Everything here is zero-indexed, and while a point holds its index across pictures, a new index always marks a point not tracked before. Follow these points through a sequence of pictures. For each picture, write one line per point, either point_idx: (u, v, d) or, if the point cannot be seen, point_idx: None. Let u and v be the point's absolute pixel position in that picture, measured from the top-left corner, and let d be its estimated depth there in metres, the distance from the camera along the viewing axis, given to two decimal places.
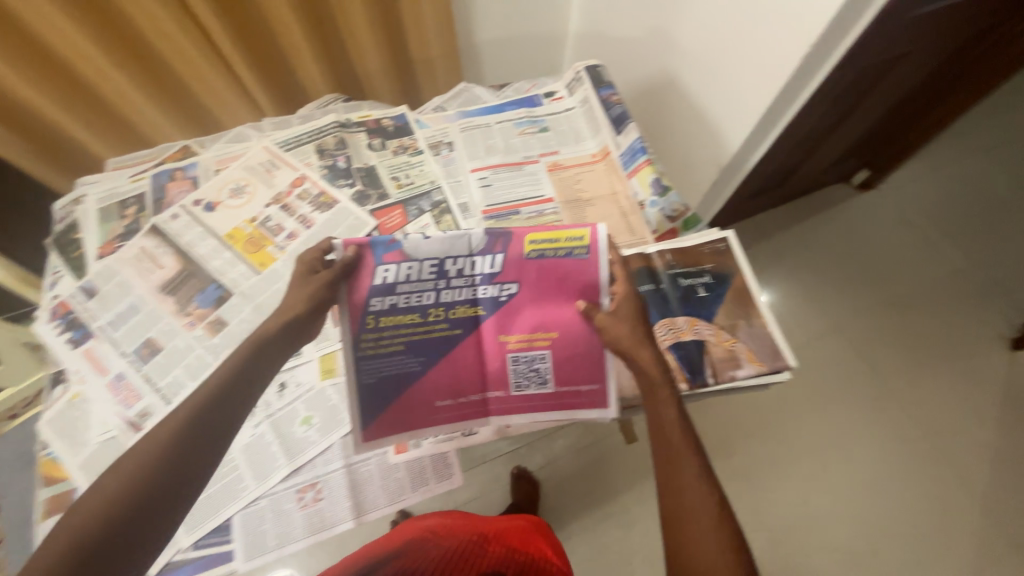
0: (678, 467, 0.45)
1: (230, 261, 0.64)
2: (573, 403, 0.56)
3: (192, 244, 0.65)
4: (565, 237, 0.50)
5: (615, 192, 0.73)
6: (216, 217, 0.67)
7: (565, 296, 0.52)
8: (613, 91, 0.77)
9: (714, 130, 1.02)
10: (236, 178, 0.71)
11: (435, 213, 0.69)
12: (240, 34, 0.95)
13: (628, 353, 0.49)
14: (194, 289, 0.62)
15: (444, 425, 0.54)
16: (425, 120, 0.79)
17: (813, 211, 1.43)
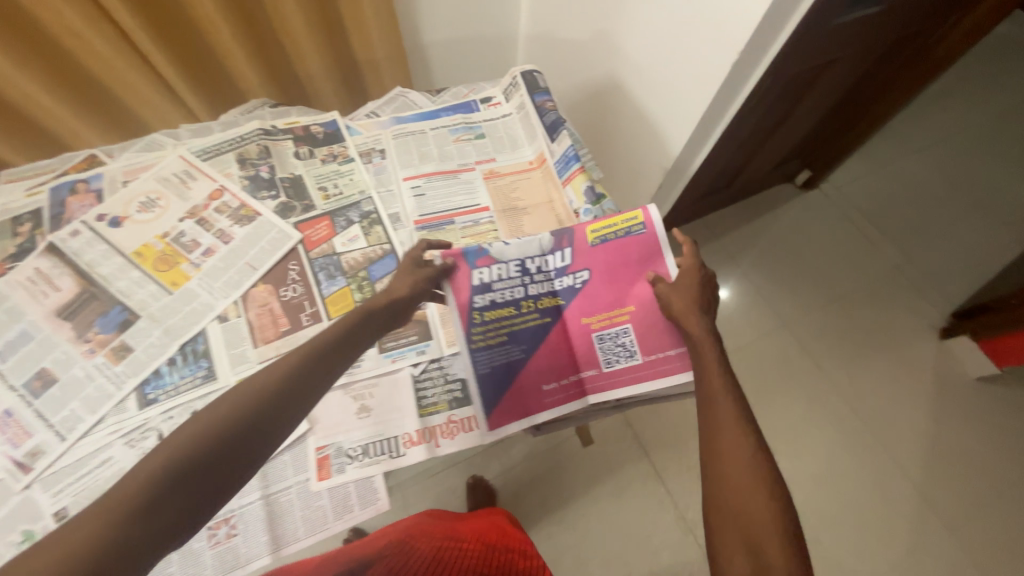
0: (724, 421, 0.47)
1: (138, 280, 0.60)
2: (665, 372, 0.56)
3: (95, 262, 0.60)
4: (620, 220, 0.58)
5: (551, 200, 0.72)
6: (123, 234, 0.62)
7: (638, 271, 0.58)
8: (547, 97, 0.76)
9: (657, 134, 1.03)
10: (147, 190, 0.66)
11: (364, 225, 0.67)
12: (166, 36, 0.90)
13: (687, 316, 0.54)
14: (95, 313, 0.57)
15: (549, 410, 0.55)
16: (357, 126, 0.76)
17: (760, 210, 1.47)
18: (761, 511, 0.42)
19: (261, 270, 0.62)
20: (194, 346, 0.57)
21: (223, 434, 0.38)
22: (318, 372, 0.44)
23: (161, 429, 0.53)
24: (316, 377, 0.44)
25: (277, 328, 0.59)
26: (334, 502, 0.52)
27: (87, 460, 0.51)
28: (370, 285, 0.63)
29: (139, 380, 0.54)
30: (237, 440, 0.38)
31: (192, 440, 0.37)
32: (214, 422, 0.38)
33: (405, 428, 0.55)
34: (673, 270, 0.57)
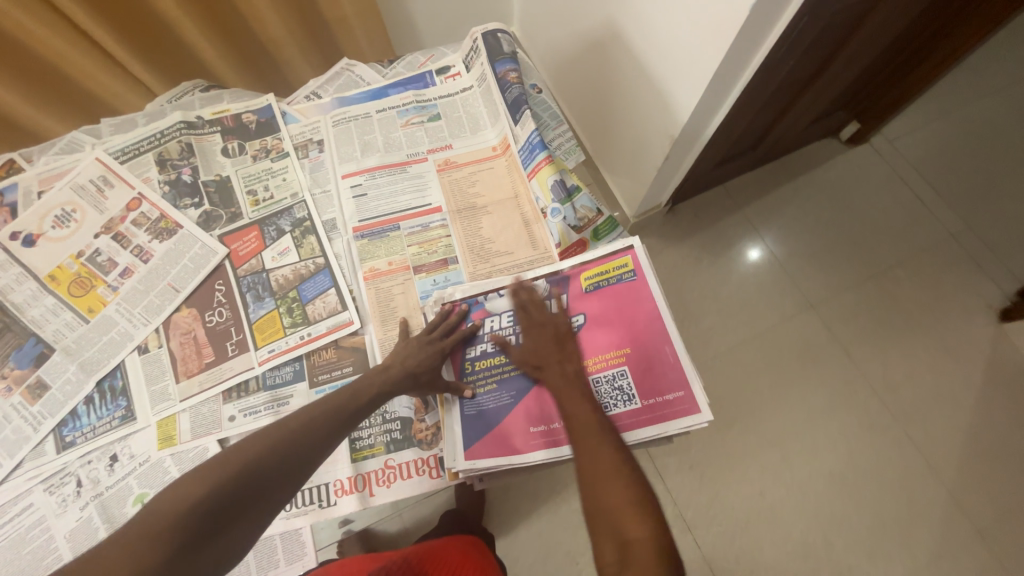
0: (588, 436, 0.43)
1: (53, 309, 0.55)
2: (665, 418, 0.49)
3: (8, 289, 0.55)
4: (612, 267, 0.54)
5: (517, 195, 0.61)
6: (36, 254, 0.57)
7: (636, 314, 0.52)
8: (510, 66, 0.62)
9: (663, 96, 0.87)
10: (62, 201, 0.59)
11: (295, 234, 0.58)
12: (123, 23, 0.82)
13: (535, 366, 0.49)
14: (10, 345, 0.53)
15: (540, 457, 0.47)
16: (294, 113, 0.66)
17: (793, 173, 1.27)
18: (635, 532, 0.37)
19: (184, 292, 0.56)
20: (112, 381, 0.53)
21: (235, 487, 0.37)
22: (318, 436, 0.42)
23: (79, 476, 0.50)
24: (321, 437, 0.42)
25: (200, 359, 0.54)
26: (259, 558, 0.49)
27: (11, 508, 0.49)
28: (300, 307, 0.55)
29: (57, 422, 0.51)
30: (252, 490, 0.38)
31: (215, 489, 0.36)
32: (234, 471, 0.37)
33: (336, 475, 0.50)
34: (660, 309, 0.52)
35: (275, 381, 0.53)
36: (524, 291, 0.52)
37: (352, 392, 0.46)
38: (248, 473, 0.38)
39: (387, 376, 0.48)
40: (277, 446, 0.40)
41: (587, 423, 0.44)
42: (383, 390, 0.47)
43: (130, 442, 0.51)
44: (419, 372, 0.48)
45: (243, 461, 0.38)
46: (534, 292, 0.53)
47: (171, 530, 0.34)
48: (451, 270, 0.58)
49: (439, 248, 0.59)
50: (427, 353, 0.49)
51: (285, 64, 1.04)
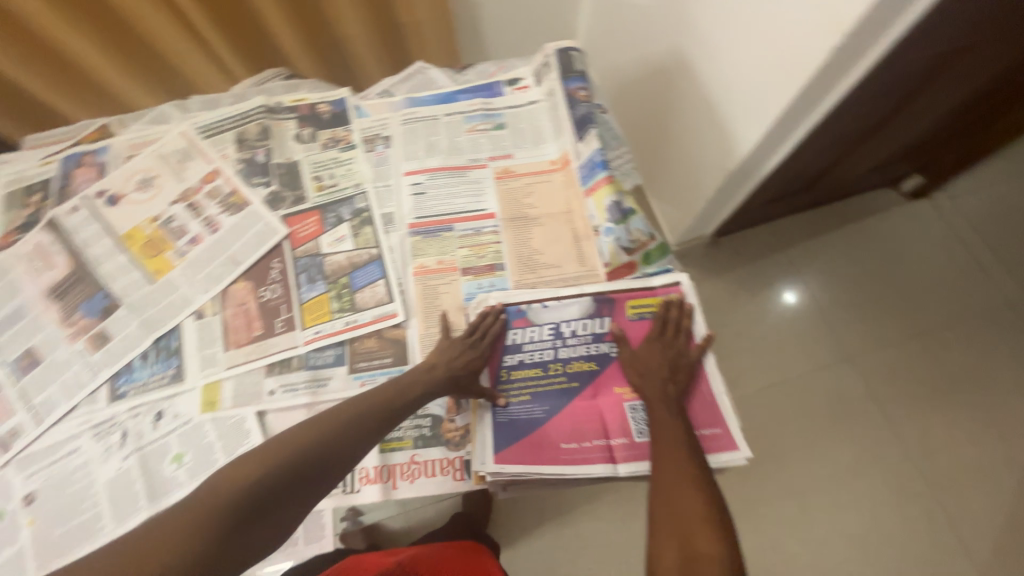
0: (672, 456, 0.44)
1: (124, 266, 0.58)
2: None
3: (88, 242, 0.59)
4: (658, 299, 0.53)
5: (570, 211, 0.61)
6: (117, 213, 0.60)
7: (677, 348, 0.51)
8: (581, 84, 0.63)
9: (724, 128, 0.86)
10: (146, 167, 0.63)
11: (354, 223, 0.60)
12: (219, 9, 0.88)
13: (637, 371, 0.49)
14: (81, 295, 0.57)
15: (569, 473, 0.46)
16: (366, 107, 0.69)
17: (845, 219, 1.23)
18: (705, 549, 0.39)
19: (243, 265, 0.58)
20: (168, 342, 0.55)
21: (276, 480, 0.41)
22: (355, 438, 0.44)
23: (125, 427, 0.52)
24: (360, 434, 0.45)
25: (250, 332, 0.56)
26: None
27: (58, 449, 0.51)
28: (349, 294, 0.57)
29: (113, 372, 0.54)
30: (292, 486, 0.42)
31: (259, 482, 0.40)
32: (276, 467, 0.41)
33: (363, 462, 0.51)
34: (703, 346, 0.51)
35: (316, 362, 0.54)
36: (673, 307, 0.52)
37: (394, 392, 0.48)
38: (290, 463, 0.42)
39: (430, 377, 0.49)
40: (317, 439, 0.43)
41: (673, 444, 0.45)
42: (427, 392, 0.48)
43: (175, 402, 0.53)
44: (460, 375, 0.49)
45: (284, 452, 0.42)
46: (677, 311, 0.51)
47: (223, 509, 0.39)
48: (497, 276, 0.58)
49: (488, 253, 0.59)
50: (468, 359, 0.50)
51: (355, 60, 1.09)
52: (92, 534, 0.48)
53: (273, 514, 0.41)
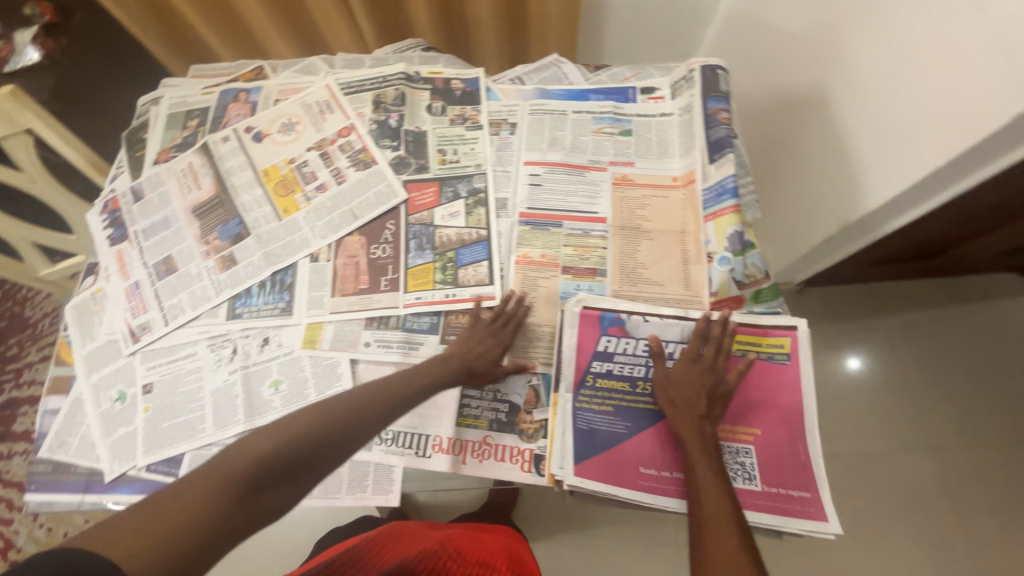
0: (711, 526, 0.40)
1: (259, 199, 0.63)
2: (780, 512, 0.45)
3: (232, 171, 0.65)
4: (766, 341, 0.50)
5: (683, 231, 0.60)
6: (260, 149, 0.66)
7: (774, 398, 0.48)
8: (724, 105, 0.61)
9: (856, 176, 0.80)
10: (290, 112, 0.68)
11: (469, 202, 0.62)
12: None
13: (675, 408, 0.47)
14: (219, 218, 0.62)
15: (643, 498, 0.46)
16: (497, 91, 0.70)
17: (955, 297, 1.12)
18: None
19: (360, 221, 0.62)
20: (283, 276, 0.59)
21: (285, 455, 0.39)
22: (370, 417, 0.44)
23: (236, 344, 0.57)
24: (372, 416, 0.44)
25: (356, 283, 0.59)
26: (349, 477, 0.51)
27: (178, 350, 0.57)
28: (453, 269, 0.59)
29: (233, 294, 0.59)
30: (299, 462, 0.39)
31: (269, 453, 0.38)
32: (287, 440, 0.39)
33: (438, 431, 0.52)
34: (807, 402, 0.48)
35: (412, 325, 0.57)
36: (714, 326, 0.49)
37: (408, 380, 0.48)
38: (303, 439, 0.40)
39: (438, 368, 0.50)
40: (329, 420, 0.41)
41: (713, 509, 0.41)
42: (432, 382, 0.49)
43: (281, 333, 0.57)
44: (474, 365, 0.51)
45: (298, 429, 0.40)
46: (717, 335, 0.48)
47: (225, 480, 0.36)
48: (597, 282, 0.58)
49: (592, 256, 0.59)
50: (469, 349, 0.52)
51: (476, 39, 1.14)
52: (192, 434, 0.53)
53: (278, 489, 0.37)
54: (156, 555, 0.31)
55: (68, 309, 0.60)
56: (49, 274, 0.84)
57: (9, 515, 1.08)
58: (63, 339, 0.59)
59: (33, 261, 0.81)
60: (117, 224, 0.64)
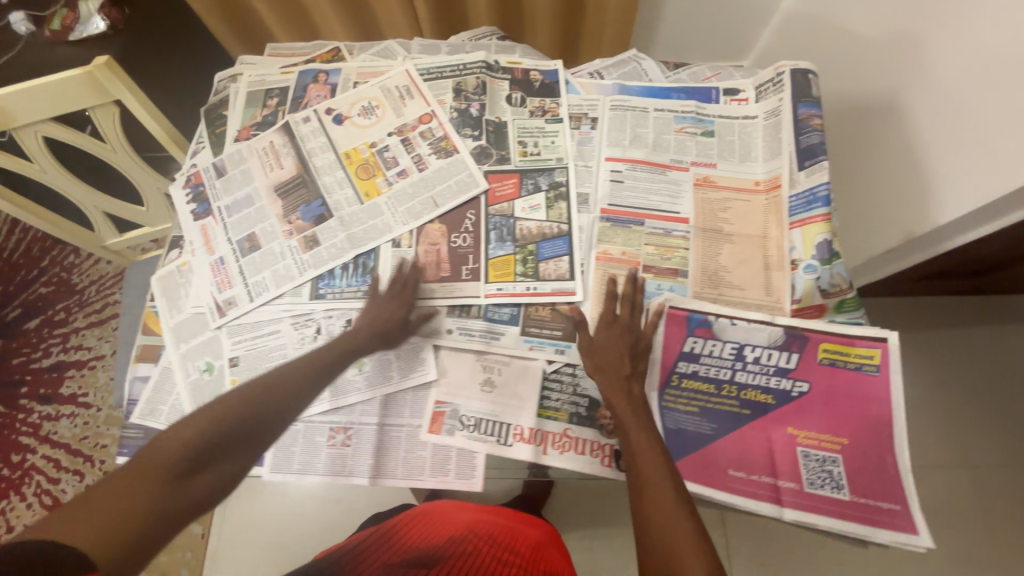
0: (650, 482, 0.42)
1: (340, 181, 0.64)
2: (868, 522, 0.45)
3: (314, 152, 0.65)
4: (856, 352, 0.50)
5: (765, 236, 0.59)
6: (341, 131, 0.66)
7: (863, 408, 0.48)
8: (815, 111, 0.61)
9: (927, 189, 0.79)
10: (369, 95, 0.68)
11: (550, 196, 0.62)
12: None
13: (602, 372, 0.49)
14: (301, 200, 0.63)
15: (733, 500, 0.46)
16: (577, 84, 0.69)
17: (1004, 316, 1.10)
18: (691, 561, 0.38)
19: (441, 209, 0.62)
20: (366, 260, 0.60)
21: (215, 435, 0.42)
22: (298, 388, 0.47)
23: (320, 324, 0.58)
24: (299, 391, 0.47)
25: (438, 271, 0.59)
26: (433, 461, 0.52)
27: (264, 327, 0.58)
28: (534, 262, 0.59)
29: (317, 275, 0.60)
30: (231, 438, 0.42)
31: (202, 433, 0.41)
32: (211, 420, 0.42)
33: (520, 420, 0.53)
34: (897, 416, 0.48)
35: (493, 315, 0.57)
36: (624, 288, 0.54)
37: (328, 347, 0.52)
38: (231, 420, 0.43)
39: (356, 335, 0.53)
40: (257, 398, 0.45)
41: (648, 464, 0.43)
42: (355, 344, 0.53)
43: None
44: (385, 330, 0.54)
45: (216, 414, 0.43)
46: (623, 298, 0.53)
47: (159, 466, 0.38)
48: (678, 282, 0.58)
49: (675, 257, 0.59)
50: (388, 314, 0.55)
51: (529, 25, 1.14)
52: None
53: (219, 464, 0.41)
54: (112, 536, 0.34)
55: (154, 280, 0.62)
56: (116, 243, 0.85)
57: (57, 475, 1.11)
58: (150, 309, 0.60)
59: (103, 229, 0.82)
60: (200, 198, 0.65)
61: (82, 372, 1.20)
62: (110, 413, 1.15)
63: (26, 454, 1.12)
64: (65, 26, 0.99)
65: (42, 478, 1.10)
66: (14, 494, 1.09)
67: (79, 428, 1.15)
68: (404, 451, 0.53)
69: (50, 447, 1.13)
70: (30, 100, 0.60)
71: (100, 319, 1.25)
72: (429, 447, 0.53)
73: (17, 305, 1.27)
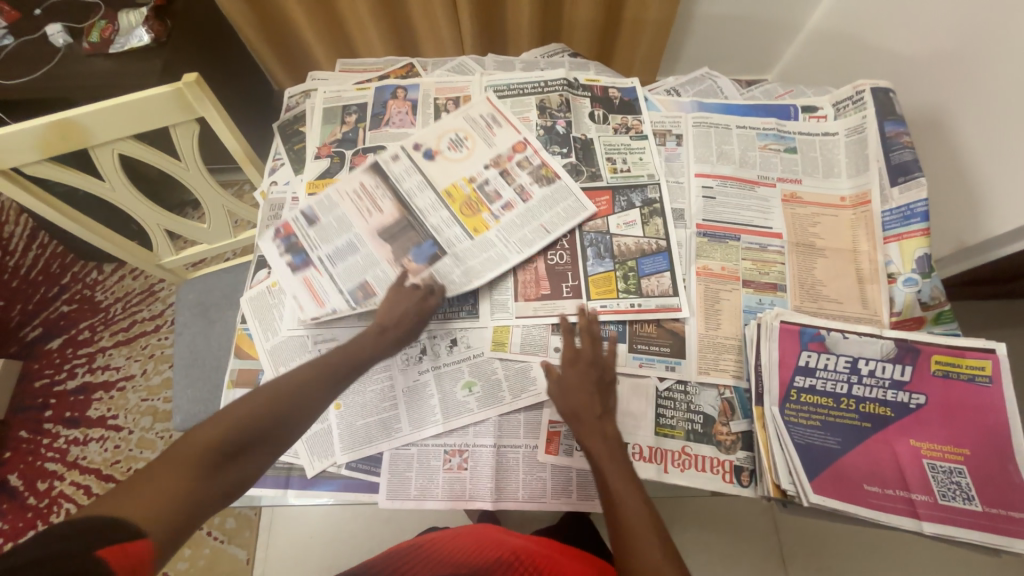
0: (633, 529, 0.42)
1: (446, 221, 0.61)
2: (1001, 533, 0.46)
3: (412, 192, 0.62)
4: (966, 363, 0.51)
5: (857, 250, 0.60)
6: (436, 167, 0.64)
7: (982, 419, 0.50)
8: (902, 129, 0.63)
9: (976, 200, 0.81)
10: (453, 128, 0.66)
11: (644, 212, 0.62)
12: None
13: (576, 417, 0.48)
14: (410, 241, 0.60)
15: (873, 515, 0.47)
16: (656, 101, 0.70)
17: None
18: None
19: (552, 235, 0.61)
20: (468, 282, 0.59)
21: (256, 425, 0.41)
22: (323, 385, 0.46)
23: (425, 345, 0.56)
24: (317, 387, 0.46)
25: (537, 289, 0.59)
26: (554, 482, 0.51)
27: None
28: (636, 278, 0.59)
29: None
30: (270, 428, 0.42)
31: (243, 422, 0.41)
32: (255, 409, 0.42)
33: (637, 439, 0.53)
34: (1015, 426, 0.49)
35: (599, 333, 0.57)
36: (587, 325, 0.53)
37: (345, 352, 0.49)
38: (261, 416, 0.42)
39: (380, 341, 0.52)
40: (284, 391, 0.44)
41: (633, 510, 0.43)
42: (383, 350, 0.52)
43: (469, 334, 0.57)
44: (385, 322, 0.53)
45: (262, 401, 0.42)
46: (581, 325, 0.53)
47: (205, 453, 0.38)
48: (778, 297, 0.59)
49: (772, 272, 0.60)
50: (408, 313, 0.54)
51: (570, 43, 1.16)
52: (388, 433, 0.53)
53: (252, 455, 0.41)
54: (165, 524, 0.34)
55: (244, 301, 0.60)
56: (172, 261, 0.82)
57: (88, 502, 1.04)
58: (243, 331, 0.59)
59: (161, 248, 0.80)
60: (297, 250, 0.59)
61: (111, 393, 1.14)
62: (143, 436, 1.10)
63: (53, 481, 1.06)
64: (103, 37, 0.97)
65: (72, 506, 1.04)
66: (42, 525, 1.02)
67: (110, 452, 1.09)
68: (522, 473, 0.52)
69: (79, 473, 1.07)
70: (109, 117, 0.59)
71: (127, 337, 1.19)
72: (548, 468, 0.52)
73: (37, 324, 1.20)
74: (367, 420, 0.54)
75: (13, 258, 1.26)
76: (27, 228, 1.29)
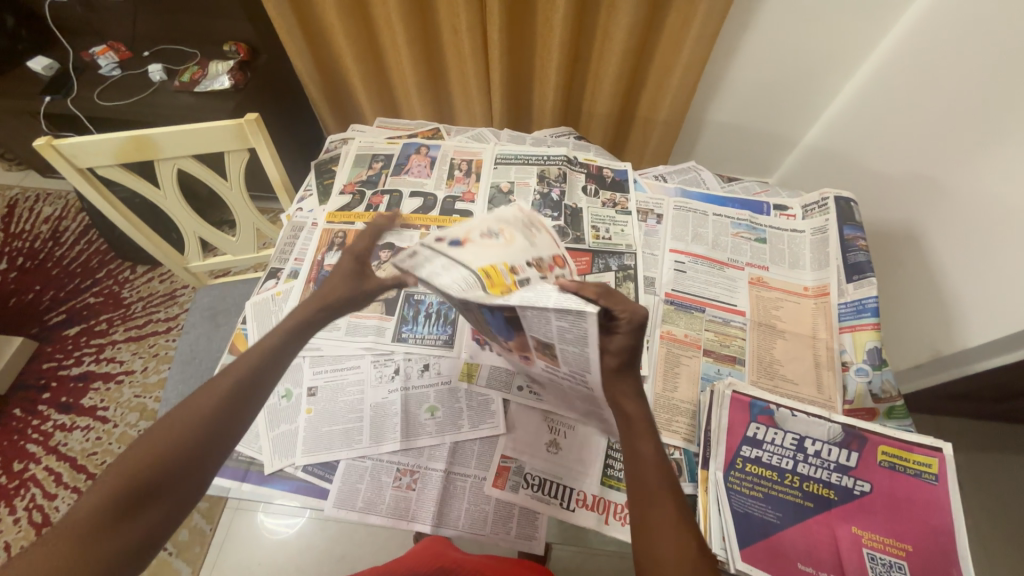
0: (649, 500, 0.44)
1: (526, 301, 0.42)
2: None
3: (433, 274, 0.45)
4: (914, 457, 0.52)
5: (815, 336, 0.64)
6: (467, 253, 0.49)
7: (926, 516, 0.49)
8: (859, 234, 0.70)
9: (948, 311, 0.85)
10: (485, 224, 0.54)
11: (618, 275, 0.68)
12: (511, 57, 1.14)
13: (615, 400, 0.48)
14: (482, 320, 0.48)
15: None
16: (644, 184, 0.79)
17: None
18: None
19: None
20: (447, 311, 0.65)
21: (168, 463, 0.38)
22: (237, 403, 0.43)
23: (399, 365, 0.61)
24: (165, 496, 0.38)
25: None
26: (496, 515, 0.53)
27: (343, 360, 0.61)
28: None
29: (399, 319, 0.64)
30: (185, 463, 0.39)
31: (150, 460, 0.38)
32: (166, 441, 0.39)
33: (583, 486, 0.54)
34: (959, 528, 0.48)
35: None
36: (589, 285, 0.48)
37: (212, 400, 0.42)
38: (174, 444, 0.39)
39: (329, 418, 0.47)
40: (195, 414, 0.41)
41: (649, 479, 0.45)
42: None
43: (441, 361, 0.61)
44: None
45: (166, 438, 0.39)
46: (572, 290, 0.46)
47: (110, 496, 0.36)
48: (736, 369, 0.62)
49: (732, 346, 0.64)
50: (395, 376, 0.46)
51: (586, 129, 1.30)
52: (348, 443, 0.56)
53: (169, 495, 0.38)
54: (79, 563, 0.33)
55: (249, 305, 0.67)
56: (198, 266, 0.91)
57: (54, 490, 1.05)
58: (240, 330, 0.65)
59: (190, 252, 0.88)
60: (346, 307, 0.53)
61: (108, 385, 1.19)
62: (126, 432, 1.12)
63: (29, 463, 1.08)
64: (192, 78, 1.17)
65: (37, 492, 1.05)
66: (4, 506, 1.03)
67: (90, 442, 1.11)
68: (467, 501, 0.54)
69: (55, 459, 1.09)
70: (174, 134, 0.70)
71: (139, 334, 1.26)
72: (493, 501, 0.54)
73: (62, 311, 1.29)
74: (330, 428, 0.57)
75: (61, 249, 1.39)
76: (81, 225, 1.44)
